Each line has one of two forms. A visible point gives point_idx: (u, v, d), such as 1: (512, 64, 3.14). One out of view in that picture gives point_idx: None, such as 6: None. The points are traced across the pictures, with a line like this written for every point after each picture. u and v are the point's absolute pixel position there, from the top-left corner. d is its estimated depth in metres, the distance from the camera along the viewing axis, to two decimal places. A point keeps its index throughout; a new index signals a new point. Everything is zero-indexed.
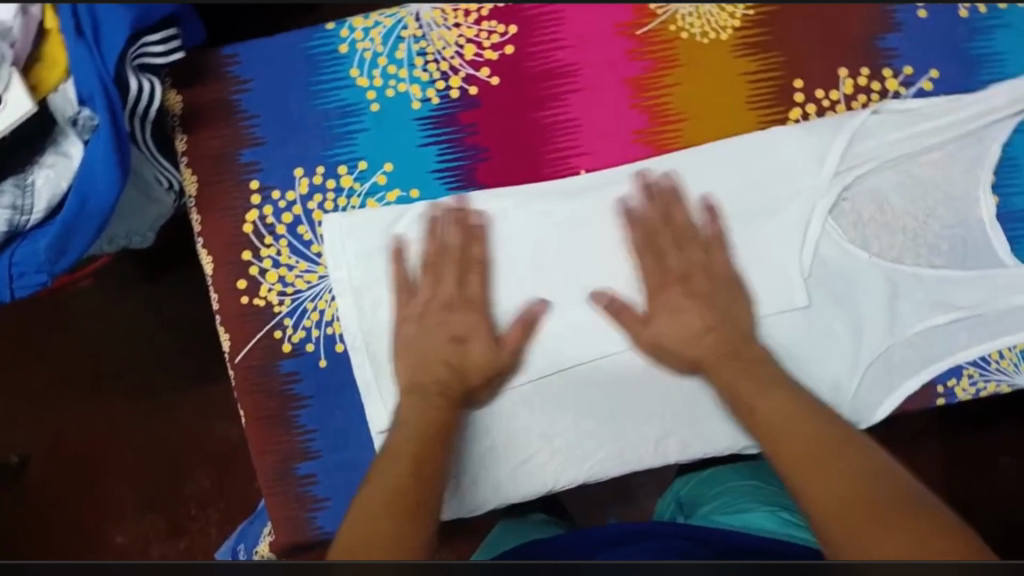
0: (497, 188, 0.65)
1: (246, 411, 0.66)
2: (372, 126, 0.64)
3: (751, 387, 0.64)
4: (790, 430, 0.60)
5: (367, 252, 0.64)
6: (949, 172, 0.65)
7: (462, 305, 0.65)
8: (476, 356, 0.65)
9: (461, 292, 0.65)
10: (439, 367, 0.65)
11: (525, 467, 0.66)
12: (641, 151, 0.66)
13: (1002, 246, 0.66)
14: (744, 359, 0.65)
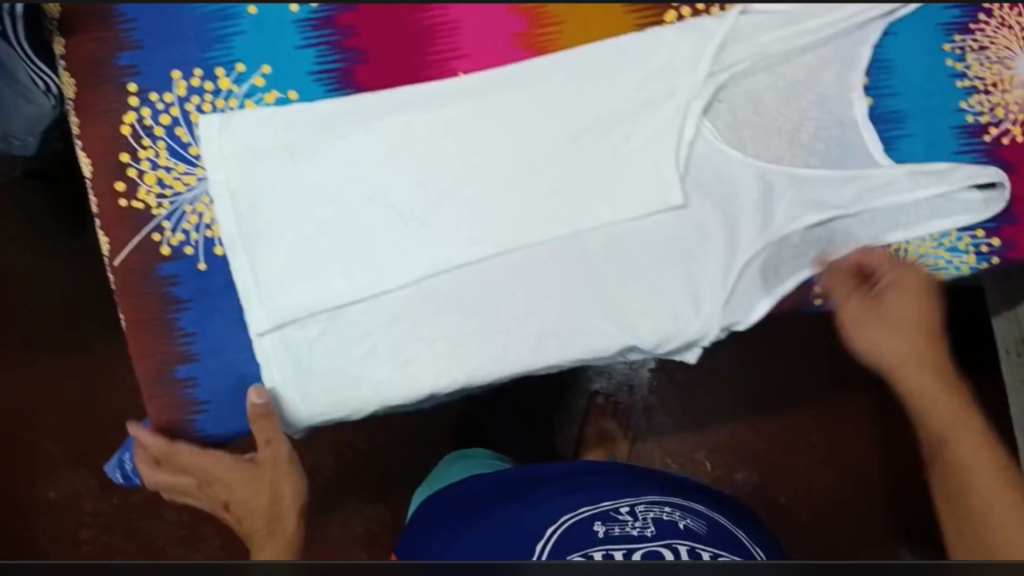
0: (376, 90, 0.66)
1: (126, 315, 0.67)
2: (251, 29, 0.64)
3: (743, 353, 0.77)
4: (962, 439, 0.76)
5: (246, 159, 0.64)
6: (822, 74, 0.67)
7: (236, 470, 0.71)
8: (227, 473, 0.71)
9: (227, 451, 0.70)
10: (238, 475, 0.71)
11: (407, 366, 0.68)
12: (519, 54, 0.66)
13: (876, 146, 0.68)
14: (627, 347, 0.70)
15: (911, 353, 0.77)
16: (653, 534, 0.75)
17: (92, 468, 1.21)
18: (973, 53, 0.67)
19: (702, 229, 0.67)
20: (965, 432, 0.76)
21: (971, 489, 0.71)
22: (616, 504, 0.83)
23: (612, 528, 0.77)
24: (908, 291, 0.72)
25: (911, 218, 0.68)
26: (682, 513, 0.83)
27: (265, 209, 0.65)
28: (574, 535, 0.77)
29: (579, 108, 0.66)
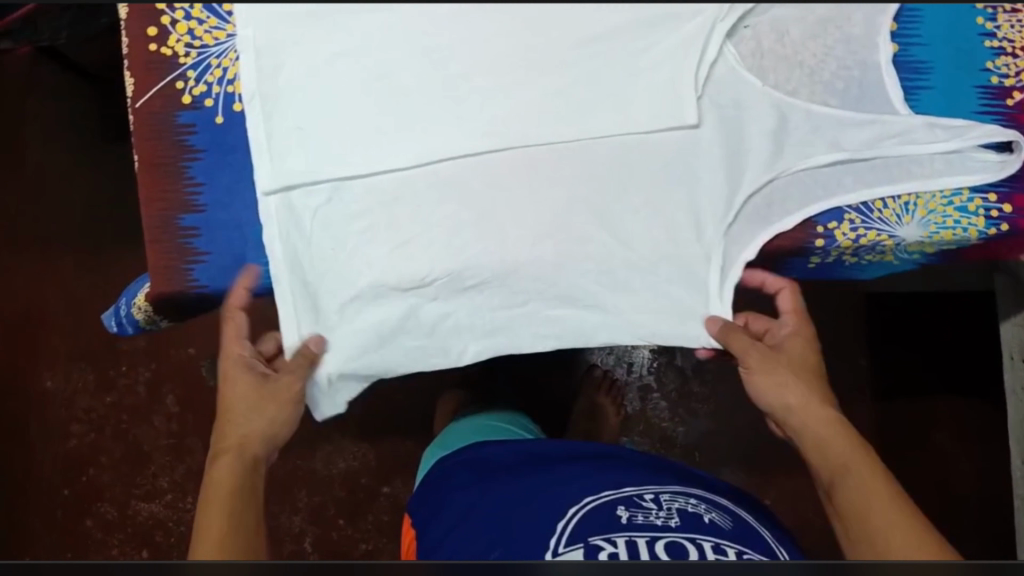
0: None
1: (139, 157, 0.68)
2: None
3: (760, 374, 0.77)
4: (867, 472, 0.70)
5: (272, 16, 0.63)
6: (852, 13, 0.66)
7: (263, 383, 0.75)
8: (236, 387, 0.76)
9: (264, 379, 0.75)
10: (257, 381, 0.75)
11: (401, 253, 0.68)
12: None
13: (897, 94, 0.67)
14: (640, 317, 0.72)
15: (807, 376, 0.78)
16: (677, 524, 0.72)
17: (91, 368, 1.23)
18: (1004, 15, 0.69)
19: (715, 149, 0.67)
20: (839, 430, 0.74)
21: (840, 485, 0.69)
22: (640, 491, 0.80)
23: (636, 514, 0.74)
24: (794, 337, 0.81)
25: (923, 170, 0.67)
26: (708, 506, 0.79)
27: (284, 68, 0.65)
28: (590, 520, 0.73)
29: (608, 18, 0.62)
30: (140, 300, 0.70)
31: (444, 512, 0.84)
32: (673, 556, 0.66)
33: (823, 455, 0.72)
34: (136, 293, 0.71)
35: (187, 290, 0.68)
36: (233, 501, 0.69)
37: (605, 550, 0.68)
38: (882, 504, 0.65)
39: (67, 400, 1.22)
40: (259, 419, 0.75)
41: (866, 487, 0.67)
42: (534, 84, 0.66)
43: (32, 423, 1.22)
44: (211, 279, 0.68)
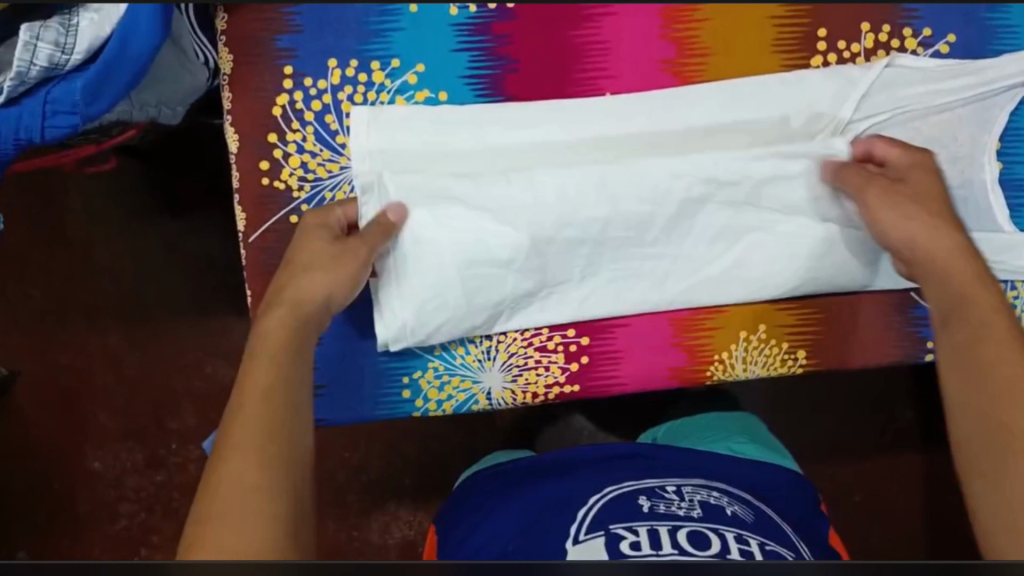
0: (524, 99, 0.67)
1: (253, 290, 0.67)
2: (409, 26, 0.66)
3: (891, 217, 0.64)
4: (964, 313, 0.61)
5: (396, 149, 0.66)
6: (956, 133, 0.68)
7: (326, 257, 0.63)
8: (303, 280, 0.62)
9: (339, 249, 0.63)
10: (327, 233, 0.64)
11: (521, 375, 0.68)
12: (666, 80, 0.67)
13: (1003, 212, 0.68)
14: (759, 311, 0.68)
15: (961, 259, 0.63)
16: (701, 516, 0.62)
17: (141, 447, 1.02)
18: None
19: (827, 268, 0.67)
20: (971, 253, 0.64)
21: (980, 353, 0.59)
22: (661, 483, 0.68)
23: (657, 505, 0.64)
24: (910, 158, 0.66)
25: None
26: (730, 499, 0.67)
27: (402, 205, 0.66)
28: (613, 509, 0.63)
29: (730, 142, 0.67)
30: None
31: (473, 516, 0.68)
32: (694, 547, 0.58)
33: (959, 311, 0.61)
34: None
35: None
36: (257, 451, 0.51)
37: (626, 540, 0.59)
38: (1006, 359, 0.57)
39: (117, 480, 1.01)
40: (308, 271, 0.62)
41: (999, 338, 0.59)
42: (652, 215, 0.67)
43: (80, 503, 1.01)
44: (328, 413, 0.67)
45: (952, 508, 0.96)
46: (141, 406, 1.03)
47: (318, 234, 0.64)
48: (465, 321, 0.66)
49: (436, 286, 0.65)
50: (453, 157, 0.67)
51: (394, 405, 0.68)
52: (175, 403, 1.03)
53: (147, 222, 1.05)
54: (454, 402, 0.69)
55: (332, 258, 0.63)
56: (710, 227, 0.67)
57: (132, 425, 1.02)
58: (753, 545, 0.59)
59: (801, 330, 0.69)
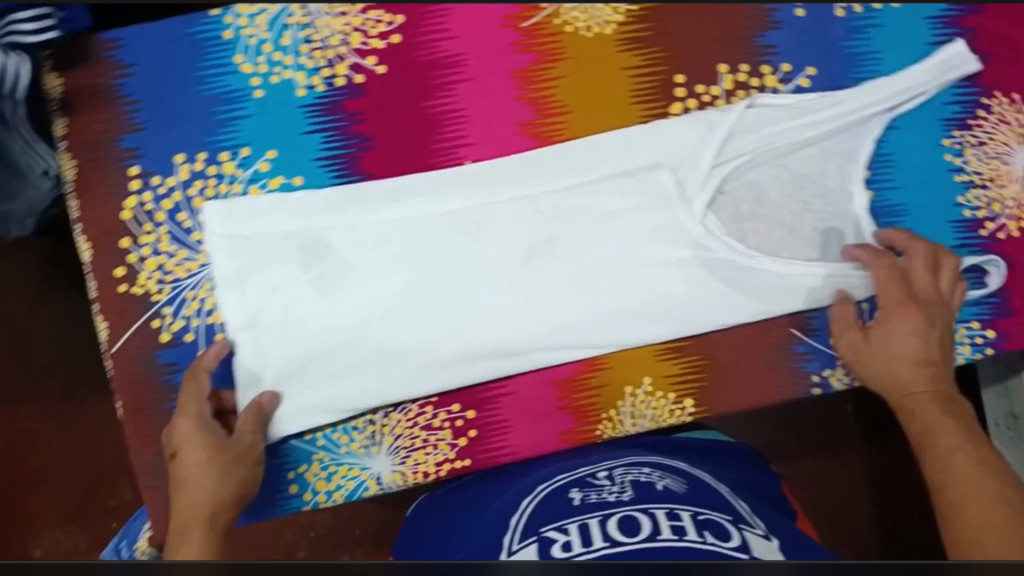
0: (381, 177, 0.65)
1: (124, 402, 0.66)
2: (255, 112, 0.64)
3: (877, 357, 0.66)
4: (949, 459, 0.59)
5: (266, 241, 0.65)
6: (824, 167, 0.67)
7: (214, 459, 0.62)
8: (193, 490, 0.61)
9: (221, 444, 0.63)
10: (202, 429, 0.63)
11: (410, 456, 0.68)
12: (526, 142, 0.66)
13: (874, 240, 0.68)
14: (637, 354, 0.69)
15: (936, 430, 0.61)
16: (632, 498, 0.59)
17: (83, 531, 0.92)
18: (973, 147, 0.68)
19: (703, 304, 0.68)
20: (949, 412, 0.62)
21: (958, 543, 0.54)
22: (593, 469, 0.66)
23: (589, 495, 0.61)
24: (894, 298, 0.66)
25: None
26: (663, 474, 0.64)
27: (264, 321, 0.65)
28: (543, 512, 0.60)
29: (598, 200, 0.66)
30: (142, 544, 0.68)
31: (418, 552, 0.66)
32: (624, 534, 0.54)
33: (939, 469, 0.59)
34: (137, 533, 0.69)
35: None
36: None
37: (557, 542, 0.55)
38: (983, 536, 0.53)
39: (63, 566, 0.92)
40: (191, 483, 0.61)
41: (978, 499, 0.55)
42: (530, 274, 0.67)
43: None
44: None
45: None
46: (74, 484, 0.93)
47: (201, 441, 0.63)
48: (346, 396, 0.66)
49: (314, 372, 0.66)
50: (309, 256, 0.65)
51: (285, 502, 0.68)
52: (111, 480, 0.94)
53: (54, 290, 0.95)
54: (344, 491, 0.68)
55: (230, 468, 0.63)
56: (587, 278, 0.67)
57: (74, 508, 0.93)
58: (684, 519, 0.55)
59: (687, 379, 0.69)
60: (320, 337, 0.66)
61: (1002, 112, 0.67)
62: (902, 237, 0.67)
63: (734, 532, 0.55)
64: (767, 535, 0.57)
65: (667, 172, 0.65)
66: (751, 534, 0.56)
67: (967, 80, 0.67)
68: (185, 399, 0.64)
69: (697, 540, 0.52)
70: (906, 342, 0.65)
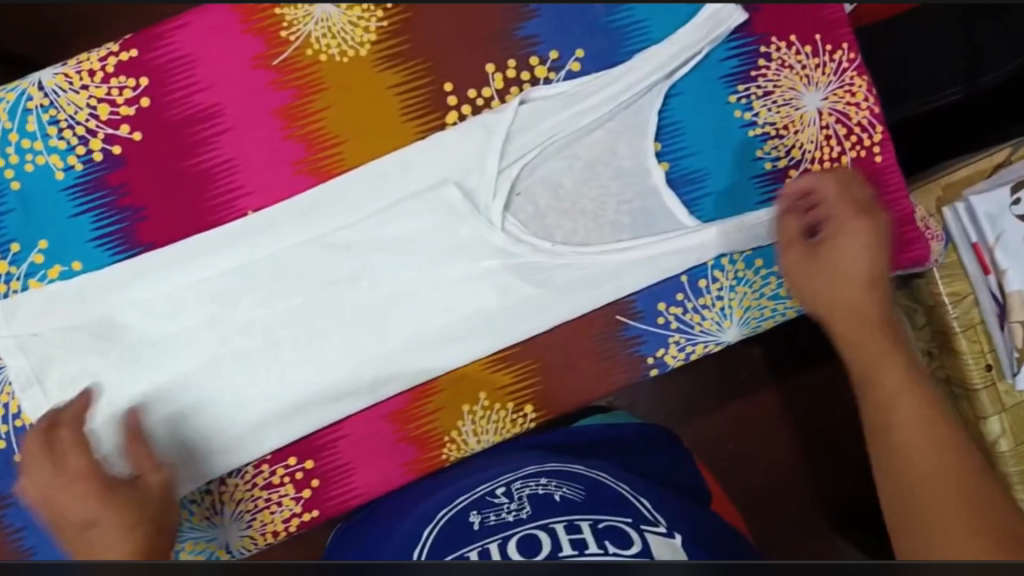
0: (162, 245, 0.63)
1: None
2: (18, 205, 0.62)
3: (822, 275, 0.64)
4: (916, 412, 0.58)
5: (57, 331, 0.62)
6: (614, 147, 0.65)
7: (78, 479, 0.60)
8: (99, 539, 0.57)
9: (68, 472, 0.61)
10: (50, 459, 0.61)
11: (255, 518, 0.66)
12: (305, 180, 0.64)
13: (681, 210, 0.66)
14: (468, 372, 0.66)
15: (885, 364, 0.61)
16: (531, 515, 0.55)
17: None
18: (759, 99, 0.66)
19: (525, 309, 0.65)
20: (898, 358, 0.62)
21: (896, 492, 0.55)
22: (490, 488, 0.61)
23: (488, 517, 0.56)
24: (850, 209, 0.64)
25: (729, 272, 0.66)
26: (561, 481, 0.60)
27: (73, 415, 0.63)
28: (441, 542, 0.55)
29: (394, 225, 0.63)
30: None
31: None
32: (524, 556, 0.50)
33: (884, 422, 0.59)
34: None
35: None
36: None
37: None
38: (936, 490, 0.53)
39: None
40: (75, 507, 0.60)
41: (923, 462, 0.55)
42: (342, 313, 0.64)
43: None
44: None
45: (815, 437, 0.96)
46: None
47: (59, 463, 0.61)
48: (178, 468, 0.64)
49: (136, 460, 0.63)
50: (101, 340, 0.62)
51: None
52: None
53: None
54: None
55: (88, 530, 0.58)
56: (402, 304, 0.64)
57: None
58: (585, 530, 0.52)
59: (520, 387, 0.67)
60: (133, 418, 0.63)
61: (783, 58, 0.66)
62: (829, 182, 0.64)
63: (635, 535, 0.52)
64: (670, 532, 0.54)
65: (453, 187, 0.63)
66: (653, 535, 0.53)
67: (738, 31, 0.65)
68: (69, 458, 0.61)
69: (597, 553, 0.49)
70: (861, 259, 0.64)
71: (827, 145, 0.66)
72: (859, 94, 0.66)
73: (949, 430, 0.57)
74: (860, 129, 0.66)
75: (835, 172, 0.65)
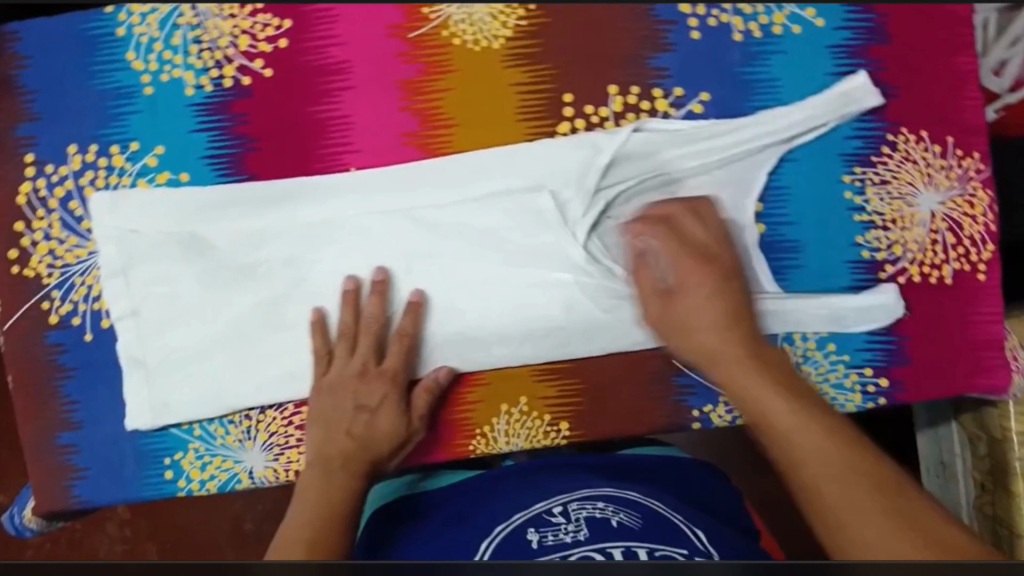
0: (267, 178, 0.66)
1: (15, 378, 0.68)
2: (146, 108, 0.66)
3: (697, 321, 0.63)
4: (861, 502, 0.56)
5: (156, 233, 0.65)
6: (716, 197, 0.64)
7: (375, 375, 0.66)
8: (383, 426, 0.65)
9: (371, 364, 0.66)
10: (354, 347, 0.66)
11: (284, 453, 0.67)
12: (411, 153, 0.66)
13: (766, 276, 0.64)
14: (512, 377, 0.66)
15: (802, 455, 0.59)
16: (588, 538, 0.58)
17: None
18: (874, 186, 0.65)
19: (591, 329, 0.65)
20: (850, 442, 0.60)
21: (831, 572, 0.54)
22: (549, 504, 0.64)
23: (547, 536, 0.60)
24: (688, 256, 0.64)
25: (798, 348, 0.64)
26: (617, 506, 0.63)
27: (146, 312, 0.66)
28: (503, 553, 0.60)
29: (485, 217, 0.65)
30: (27, 513, 0.70)
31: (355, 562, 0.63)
32: None
33: (816, 513, 0.58)
34: (25, 504, 0.71)
35: (71, 508, 0.67)
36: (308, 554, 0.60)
37: None
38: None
39: None
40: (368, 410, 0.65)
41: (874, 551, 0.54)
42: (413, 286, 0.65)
43: None
44: (93, 460, 0.67)
45: None
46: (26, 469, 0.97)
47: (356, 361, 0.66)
48: (220, 392, 0.66)
49: (188, 370, 0.66)
50: (189, 252, 0.66)
51: (158, 487, 0.67)
52: None
53: None
54: (217, 482, 0.67)
55: (356, 417, 0.66)
56: (471, 293, 0.65)
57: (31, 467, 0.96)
58: None
59: (562, 404, 0.66)
60: (198, 332, 0.66)
61: (908, 150, 0.64)
62: (693, 219, 0.64)
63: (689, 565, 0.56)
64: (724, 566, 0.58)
65: (548, 195, 0.64)
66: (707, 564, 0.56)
67: (870, 114, 0.64)
68: (359, 344, 0.66)
69: None
70: (718, 308, 0.63)
71: (931, 249, 0.64)
72: (978, 207, 0.64)
73: (917, 536, 0.55)
74: (970, 243, 0.64)
75: (685, 200, 0.65)
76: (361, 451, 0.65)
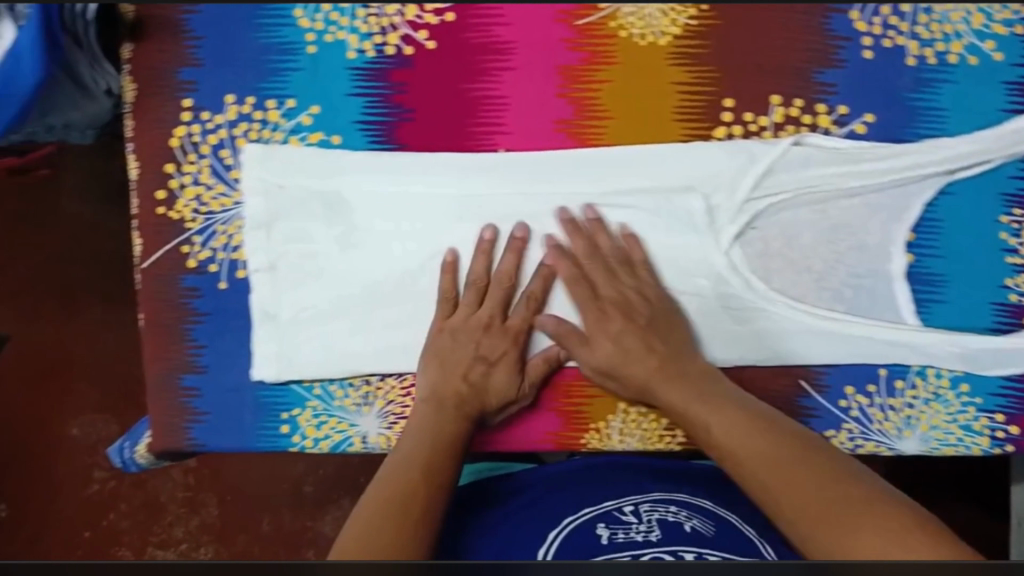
0: (417, 148, 0.66)
1: (146, 317, 0.69)
2: (307, 67, 0.66)
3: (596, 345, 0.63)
4: (794, 481, 0.54)
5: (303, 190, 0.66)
6: (867, 222, 0.64)
7: (497, 329, 0.66)
8: (498, 382, 0.65)
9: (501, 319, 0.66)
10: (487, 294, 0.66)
11: (398, 422, 0.67)
12: (563, 140, 0.66)
13: (907, 306, 0.64)
14: None
15: (734, 448, 0.58)
16: (660, 539, 0.57)
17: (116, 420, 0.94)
18: None
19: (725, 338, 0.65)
20: (748, 434, 0.58)
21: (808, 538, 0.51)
22: (619, 503, 0.63)
23: (617, 533, 0.59)
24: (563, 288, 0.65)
25: (930, 383, 0.64)
26: (691, 513, 0.62)
27: (283, 266, 0.67)
28: (572, 546, 0.59)
29: (629, 212, 0.65)
30: (141, 448, 0.72)
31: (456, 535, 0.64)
32: None
33: (767, 502, 0.55)
34: (139, 438, 0.73)
35: (187, 448, 0.69)
36: (383, 513, 0.56)
37: None
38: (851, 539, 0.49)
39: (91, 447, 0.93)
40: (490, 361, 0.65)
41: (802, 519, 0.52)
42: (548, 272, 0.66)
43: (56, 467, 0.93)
44: (213, 406, 0.68)
45: None
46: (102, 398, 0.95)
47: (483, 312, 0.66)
48: (348, 355, 0.67)
49: (318, 329, 0.67)
50: (332, 213, 0.66)
51: (273, 440, 0.68)
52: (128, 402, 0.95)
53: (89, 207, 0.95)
54: (330, 442, 0.68)
55: (474, 366, 0.65)
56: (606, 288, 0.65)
57: (108, 397, 0.94)
58: None
59: None
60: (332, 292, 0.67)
61: None
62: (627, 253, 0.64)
63: None
64: None
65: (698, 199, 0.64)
66: None
67: None
68: (487, 297, 0.66)
69: None
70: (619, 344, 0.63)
71: None
72: None
73: (850, 490, 0.53)
74: None
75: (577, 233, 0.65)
76: (473, 398, 0.65)
